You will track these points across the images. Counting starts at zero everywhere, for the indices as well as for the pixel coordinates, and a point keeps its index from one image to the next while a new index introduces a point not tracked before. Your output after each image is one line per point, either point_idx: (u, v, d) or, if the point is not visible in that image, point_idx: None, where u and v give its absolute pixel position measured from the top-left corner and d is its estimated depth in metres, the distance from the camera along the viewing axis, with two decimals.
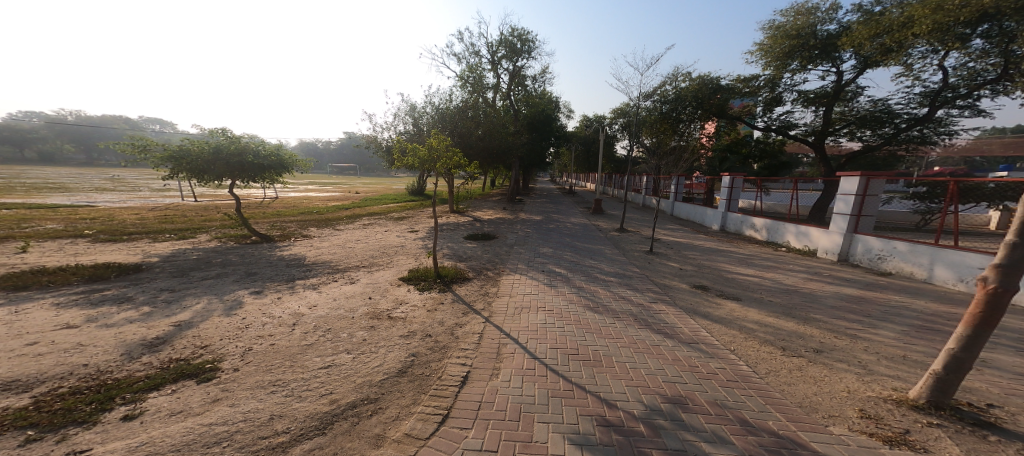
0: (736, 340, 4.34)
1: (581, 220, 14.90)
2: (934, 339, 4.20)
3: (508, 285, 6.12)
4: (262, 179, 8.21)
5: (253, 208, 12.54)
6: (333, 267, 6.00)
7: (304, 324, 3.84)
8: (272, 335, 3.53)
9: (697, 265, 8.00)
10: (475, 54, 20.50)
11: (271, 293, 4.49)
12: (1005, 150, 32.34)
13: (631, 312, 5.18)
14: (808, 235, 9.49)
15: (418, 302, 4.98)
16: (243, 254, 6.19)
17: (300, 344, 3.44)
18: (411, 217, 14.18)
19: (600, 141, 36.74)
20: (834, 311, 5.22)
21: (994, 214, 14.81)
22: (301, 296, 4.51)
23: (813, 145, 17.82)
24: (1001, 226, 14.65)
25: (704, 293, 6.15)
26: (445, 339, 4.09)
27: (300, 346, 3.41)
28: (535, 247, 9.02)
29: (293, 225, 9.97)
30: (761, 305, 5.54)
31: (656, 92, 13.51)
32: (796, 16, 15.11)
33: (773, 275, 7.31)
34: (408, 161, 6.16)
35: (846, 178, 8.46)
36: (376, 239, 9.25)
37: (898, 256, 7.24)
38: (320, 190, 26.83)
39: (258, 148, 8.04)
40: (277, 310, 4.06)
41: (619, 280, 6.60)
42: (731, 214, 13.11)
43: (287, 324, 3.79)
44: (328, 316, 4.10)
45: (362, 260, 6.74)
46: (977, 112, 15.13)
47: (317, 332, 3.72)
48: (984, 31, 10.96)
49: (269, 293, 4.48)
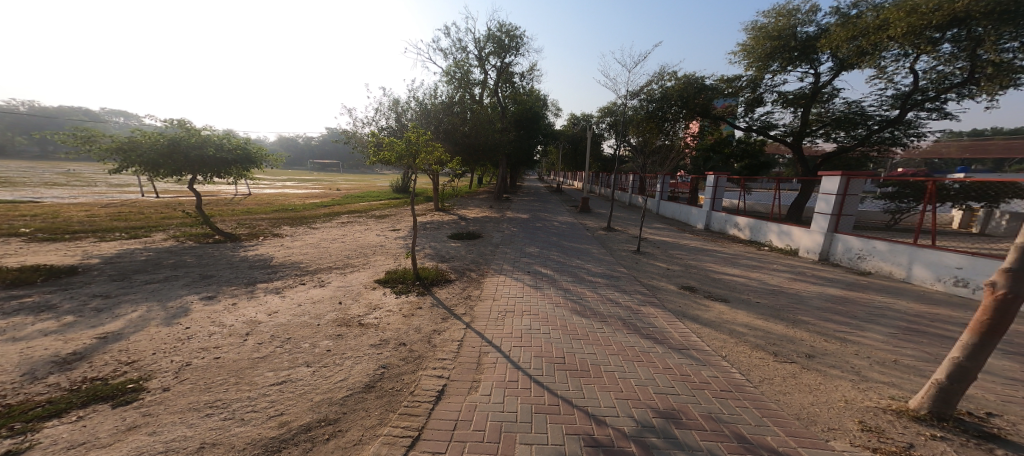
0: (726, 345, 4.21)
1: (567, 219, 14.70)
2: (922, 342, 4.14)
3: (492, 287, 5.83)
4: (226, 174, 7.66)
5: (221, 205, 11.85)
6: (302, 269, 5.58)
7: (260, 333, 3.46)
8: (218, 347, 3.14)
9: (684, 265, 7.89)
10: (462, 49, 19.90)
11: (225, 299, 4.06)
12: (962, 153, 34.20)
13: (619, 316, 4.98)
14: (790, 235, 9.55)
15: (394, 307, 4.64)
16: (201, 255, 5.68)
17: (249, 357, 3.07)
18: (393, 215, 13.71)
19: (587, 139, 36.72)
20: (822, 313, 5.15)
21: (957, 215, 15.44)
22: (260, 302, 4.11)
23: (792, 145, 18.16)
24: (963, 226, 15.27)
25: (692, 294, 6.01)
26: (421, 348, 3.78)
27: (251, 359, 3.04)
28: (520, 247, 8.74)
29: (264, 223, 9.40)
30: (749, 307, 5.44)
31: (642, 91, 13.40)
32: (777, 17, 15.27)
33: (758, 275, 7.27)
34: (385, 155, 5.76)
35: (827, 177, 8.52)
36: (354, 238, 8.80)
37: (877, 256, 7.30)
38: (298, 187, 25.82)
39: (221, 140, 7.49)
40: (229, 318, 3.65)
41: (606, 281, 6.41)
42: (715, 213, 13.18)
43: (239, 334, 3.40)
44: (290, 324, 3.72)
45: (336, 261, 6.32)
46: (945, 115, 15.69)
47: (274, 343, 3.35)
48: (954, 36, 11.28)
49: (223, 299, 4.06)
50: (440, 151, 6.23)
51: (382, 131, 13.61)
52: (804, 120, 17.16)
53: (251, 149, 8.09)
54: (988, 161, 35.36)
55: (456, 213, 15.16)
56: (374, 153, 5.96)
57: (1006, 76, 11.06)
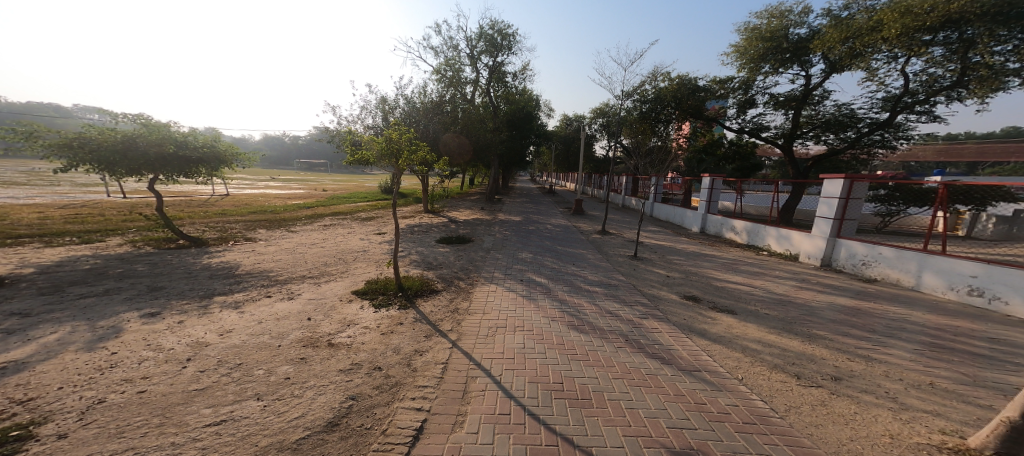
0: (741, 366, 3.82)
1: (561, 221, 14.26)
2: (953, 361, 3.85)
3: (481, 299, 5.35)
4: (191, 175, 7.09)
5: (194, 207, 11.13)
6: (270, 277, 5.00)
7: (204, 358, 2.92)
8: (147, 378, 2.60)
9: (684, 272, 7.52)
10: (453, 47, 19.38)
11: (171, 316, 3.50)
12: (939, 157, 35.01)
13: (620, 331, 4.54)
14: (789, 239, 9.27)
15: (372, 322, 4.12)
16: (156, 263, 5.06)
17: (184, 391, 2.53)
18: (379, 217, 13.08)
19: (580, 141, 36.55)
20: (837, 326, 4.81)
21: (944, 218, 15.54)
22: (213, 320, 3.55)
23: (782, 147, 18.07)
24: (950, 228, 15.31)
25: (696, 305, 5.61)
26: (399, 372, 3.27)
27: (186, 393, 2.51)
28: (513, 252, 8.27)
29: (237, 226, 8.75)
30: (759, 319, 5.08)
31: (636, 91, 13.02)
32: (770, 18, 15.09)
33: (763, 282, 6.94)
34: (362, 155, 5.22)
35: (829, 180, 8.23)
36: (335, 242, 8.21)
37: (883, 262, 7.02)
38: (281, 187, 24.90)
39: (185, 137, 6.93)
40: (169, 340, 3.10)
41: (604, 291, 5.99)
42: (711, 217, 12.91)
43: (177, 360, 2.86)
44: (244, 346, 3.18)
45: (310, 269, 5.74)
46: (934, 118, 15.73)
47: (221, 369, 2.82)
48: (946, 38, 11.18)
49: (169, 316, 3.50)
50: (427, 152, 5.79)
51: (369, 130, 13.00)
52: (796, 122, 17.05)
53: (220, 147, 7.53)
54: (961, 164, 36.54)
55: (446, 216, 14.61)
56: (346, 152, 5.36)
57: (997, 79, 11.00)
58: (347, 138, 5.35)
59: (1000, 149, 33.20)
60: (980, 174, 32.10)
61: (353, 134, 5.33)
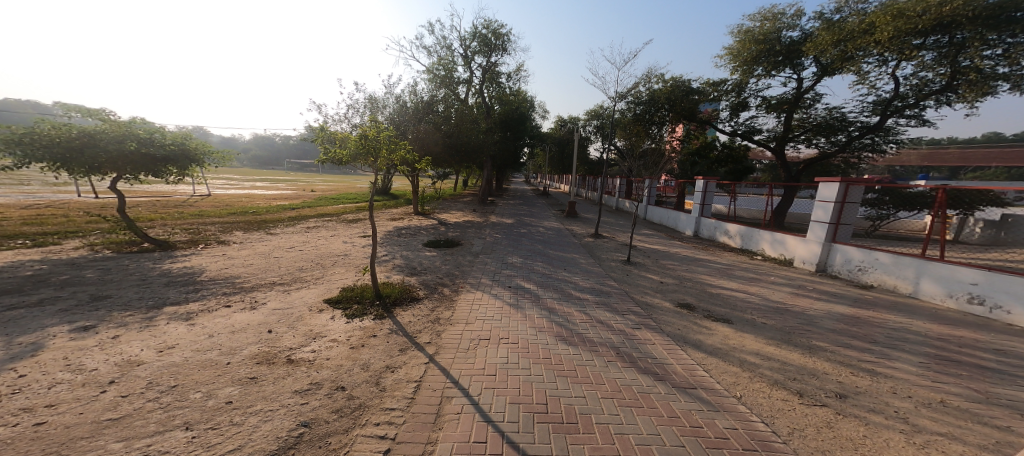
0: (740, 382, 3.58)
1: (554, 224, 13.98)
2: (962, 375, 3.64)
3: (465, 308, 5.04)
4: (157, 174, 6.72)
5: (169, 207, 10.65)
6: (234, 284, 4.63)
7: (131, 381, 2.57)
8: (53, 406, 2.25)
9: (678, 278, 7.28)
10: (446, 47, 19.07)
11: (105, 331, 3.13)
12: (923, 161, 35.67)
13: (611, 343, 4.27)
14: (784, 244, 9.09)
15: (341, 334, 3.78)
16: (109, 269, 4.67)
17: (94, 421, 2.18)
18: (367, 219, 12.70)
19: (574, 143, 36.48)
20: (837, 337, 4.60)
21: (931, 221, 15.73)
22: (155, 334, 3.19)
23: (774, 150, 18.06)
24: None
25: (691, 314, 5.36)
26: (365, 393, 2.94)
27: (99, 424, 2.17)
28: (502, 256, 7.96)
29: (212, 228, 8.31)
30: (756, 329, 4.85)
31: (630, 93, 12.81)
32: (763, 21, 15.02)
33: (758, 289, 6.73)
34: (335, 152, 4.83)
35: (825, 184, 8.04)
36: (315, 245, 7.82)
37: (880, 269, 6.85)
38: (270, 188, 24.31)
39: (149, 135, 6.54)
40: (95, 359, 2.74)
41: (595, 298, 5.72)
42: (705, 220, 12.74)
43: (96, 384, 2.50)
44: (184, 365, 2.83)
45: (282, 275, 5.37)
46: (923, 122, 15.80)
47: (151, 394, 2.47)
48: (936, 42, 11.16)
49: (103, 330, 3.13)
50: (407, 152, 5.44)
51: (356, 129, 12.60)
52: (787, 125, 17.03)
53: (189, 145, 7.15)
54: (943, 168, 37.27)
55: (437, 218, 14.25)
56: (315, 149, 4.95)
57: (986, 84, 11.00)
58: (320, 135, 4.94)
59: (982, 153, 33.99)
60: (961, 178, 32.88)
61: (325, 132, 4.95)
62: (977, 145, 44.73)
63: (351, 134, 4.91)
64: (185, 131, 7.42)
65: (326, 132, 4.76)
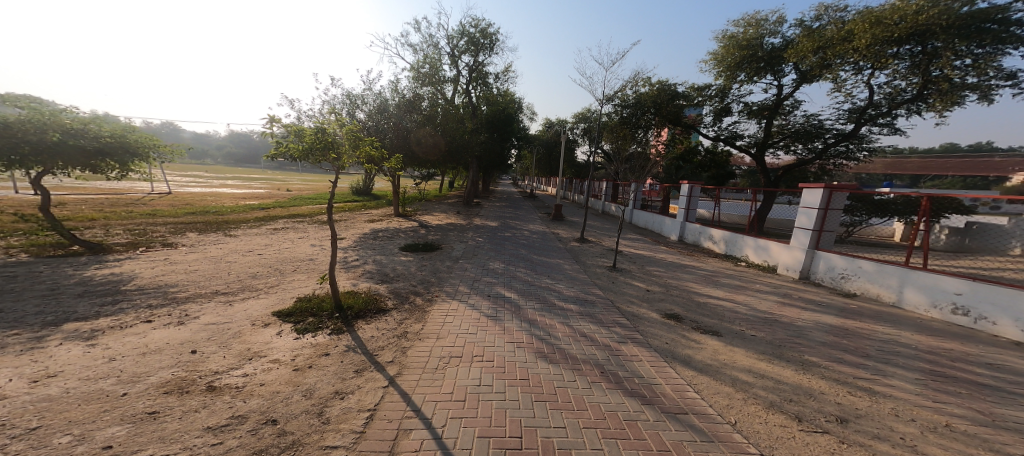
0: (733, 405, 3.29)
1: (538, 227, 13.62)
2: (961, 393, 3.44)
3: (437, 319, 4.60)
4: (86, 167, 6.18)
5: (119, 206, 9.81)
6: (166, 296, 4.05)
7: None
8: None
9: (664, 286, 7.02)
10: (432, 45, 18.57)
11: None
12: (889, 169, 37.28)
13: (594, 360, 3.94)
14: (767, 250, 9.01)
15: (285, 354, 3.27)
16: (14, 281, 4.03)
17: None
18: (342, 220, 12.02)
19: (561, 145, 36.44)
20: (829, 350, 4.39)
21: (900, 227, 16.29)
22: (37, 361, 2.62)
23: (755, 156, 18.31)
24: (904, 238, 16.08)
25: (678, 325, 5.09)
26: (303, 427, 2.47)
27: None
28: (482, 261, 7.51)
29: (162, 230, 7.62)
30: (746, 344, 4.59)
31: (617, 95, 12.58)
32: (747, 27, 15.16)
33: (744, 298, 6.53)
34: (288, 148, 4.25)
35: (808, 190, 7.95)
36: (279, 247, 7.19)
37: (864, 277, 6.75)
38: (241, 186, 23.05)
39: (81, 125, 6.05)
40: None
41: (579, 309, 5.36)
42: (689, 225, 12.64)
43: None
44: (63, 400, 2.30)
45: (230, 283, 4.78)
46: (895, 130, 16.30)
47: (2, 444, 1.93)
48: (910, 51, 11.44)
49: None
50: (374, 148, 4.94)
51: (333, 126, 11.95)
52: (768, 131, 17.28)
53: (130, 138, 6.64)
54: (905, 176, 39.05)
55: (417, 220, 13.66)
56: (267, 140, 4.37)
57: (956, 93, 11.35)
58: (273, 126, 4.38)
59: (940, 163, 35.93)
60: (923, 185, 34.63)
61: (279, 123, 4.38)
62: (937, 154, 47.35)
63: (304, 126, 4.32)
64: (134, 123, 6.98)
65: (280, 123, 4.20)
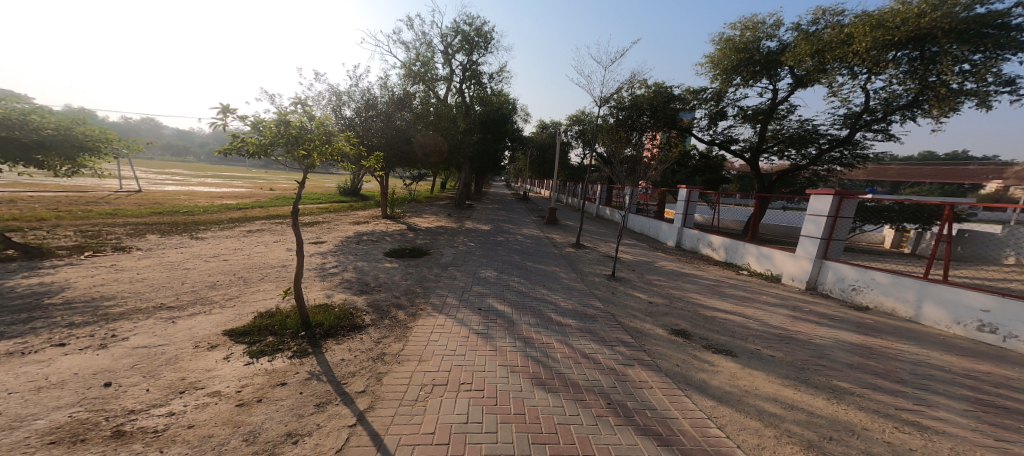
0: (766, 446, 2.79)
1: (532, 232, 13.12)
2: (1019, 429, 3.01)
3: (420, 338, 4.01)
4: (22, 162, 5.47)
5: (79, 204, 9.05)
6: (96, 312, 3.42)
7: None
8: None
9: (667, 297, 6.56)
10: (426, 42, 18.05)
11: None
12: (874, 176, 37.92)
13: (599, 388, 3.42)
14: (770, 258, 8.63)
15: (229, 384, 2.66)
16: None
17: None
18: (325, 222, 11.38)
19: (554, 147, 36.23)
20: (858, 374, 3.94)
21: (890, 234, 16.18)
22: None
23: (749, 161, 18.13)
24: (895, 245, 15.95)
25: (688, 344, 4.61)
26: None
27: None
28: (473, 269, 6.95)
29: (119, 231, 6.96)
30: (767, 366, 4.11)
31: (613, 97, 12.17)
32: (744, 30, 14.97)
33: (754, 311, 6.08)
34: (242, 145, 3.50)
35: (816, 196, 7.56)
36: (249, 251, 6.54)
37: (877, 289, 6.38)
38: (223, 185, 22.11)
39: (20, 115, 5.37)
40: None
41: (579, 325, 4.84)
42: (687, 231, 12.26)
43: None
44: None
45: (181, 295, 4.16)
46: (889, 136, 16.26)
47: None
48: (907, 56, 11.25)
49: None
50: (349, 143, 4.27)
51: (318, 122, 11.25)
52: (762, 136, 17.09)
53: (75, 131, 5.99)
54: (887, 183, 39.82)
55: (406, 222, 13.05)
56: (221, 133, 3.64)
57: (952, 100, 11.19)
58: (229, 118, 3.65)
59: (918, 169, 36.64)
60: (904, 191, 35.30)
61: (237, 114, 3.66)
62: (917, 160, 48.45)
63: (267, 118, 3.58)
64: (75, 113, 6.26)
65: (236, 112, 3.47)
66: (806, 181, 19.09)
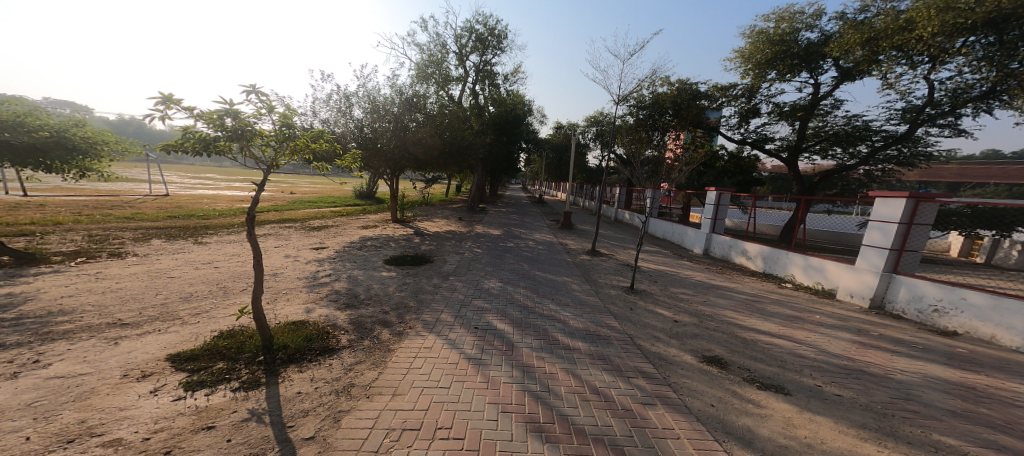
0: None
1: (546, 237, 12.37)
2: None
3: (397, 366, 3.40)
4: (15, 165, 5.44)
5: (98, 209, 9.25)
6: (38, 331, 3.08)
7: None
8: None
9: (696, 315, 5.64)
10: (438, 43, 17.73)
11: None
12: (929, 177, 34.14)
13: (610, 439, 2.66)
14: (821, 271, 7.43)
15: (140, 429, 2.17)
16: None
17: None
18: (333, 226, 11.18)
19: (572, 149, 35.23)
20: (966, 427, 2.97)
21: (958, 241, 14.17)
22: None
23: (787, 161, 16.55)
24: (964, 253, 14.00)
25: (726, 376, 3.77)
26: None
27: None
28: (476, 279, 6.33)
29: (126, 235, 6.96)
30: (834, 411, 3.21)
31: (631, 95, 11.26)
32: (779, 20, 13.62)
33: (806, 334, 5.08)
34: (181, 146, 3.03)
35: (881, 200, 6.38)
36: (244, 257, 6.27)
37: (970, 312, 5.19)
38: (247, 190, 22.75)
39: (13, 119, 5.38)
40: None
41: (590, 349, 4.10)
42: (717, 237, 11.09)
43: None
44: None
45: (146, 308, 3.80)
46: (958, 132, 14.26)
47: None
48: (981, 41, 9.59)
49: None
50: (323, 139, 3.81)
51: (324, 125, 11.07)
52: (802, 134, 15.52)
53: (69, 134, 5.97)
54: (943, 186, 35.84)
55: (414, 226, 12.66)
56: (164, 127, 3.16)
57: None
58: (172, 110, 3.16)
59: (983, 169, 32.68)
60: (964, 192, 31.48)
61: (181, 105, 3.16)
62: (978, 159, 43.62)
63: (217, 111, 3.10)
64: (71, 118, 6.29)
65: (178, 102, 2.99)
66: (855, 182, 17.20)
